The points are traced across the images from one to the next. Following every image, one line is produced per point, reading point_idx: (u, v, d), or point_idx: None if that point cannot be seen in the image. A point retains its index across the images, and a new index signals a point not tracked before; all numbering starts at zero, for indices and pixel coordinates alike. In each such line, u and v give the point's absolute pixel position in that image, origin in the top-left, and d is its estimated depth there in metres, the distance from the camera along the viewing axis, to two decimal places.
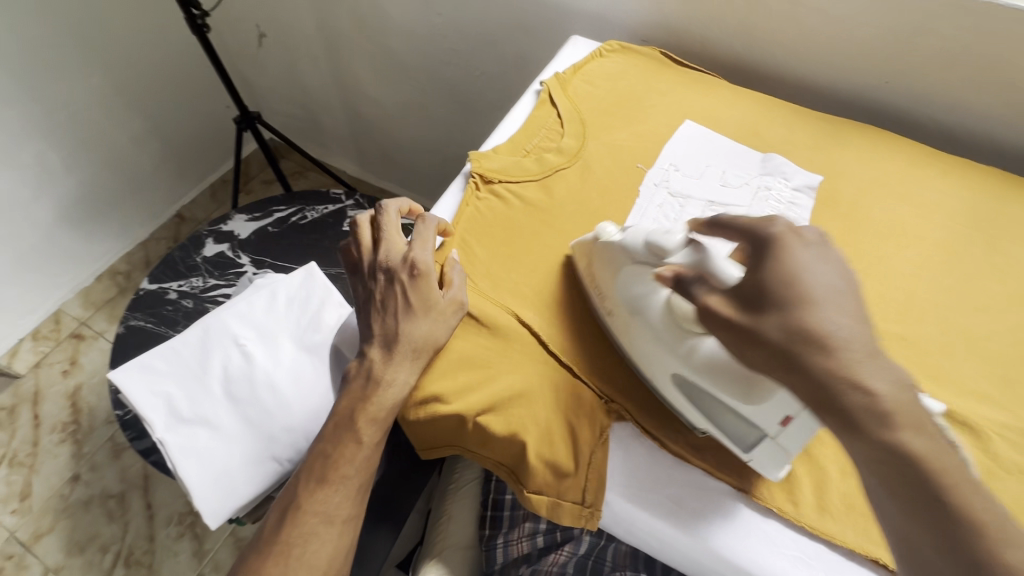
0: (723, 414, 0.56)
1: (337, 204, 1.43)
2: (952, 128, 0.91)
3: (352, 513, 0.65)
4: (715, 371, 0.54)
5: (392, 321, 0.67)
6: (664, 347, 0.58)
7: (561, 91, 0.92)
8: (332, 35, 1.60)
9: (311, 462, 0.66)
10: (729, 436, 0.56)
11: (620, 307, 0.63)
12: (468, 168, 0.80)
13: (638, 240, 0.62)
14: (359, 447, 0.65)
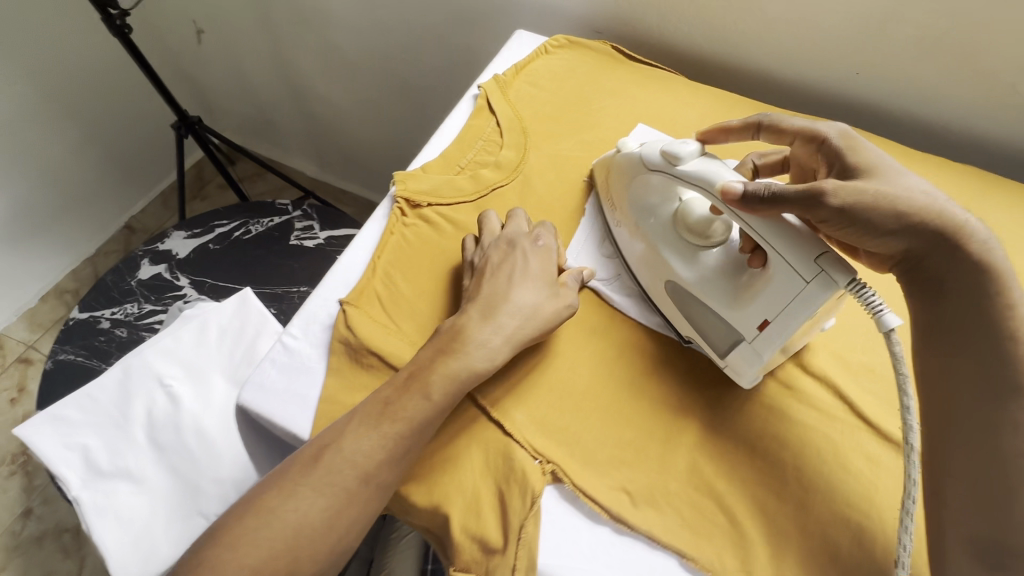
0: (702, 314, 0.60)
1: (283, 216, 1.34)
2: (926, 122, 0.84)
3: (387, 479, 0.51)
4: (713, 280, 0.59)
5: (493, 291, 0.60)
6: (669, 250, 0.63)
7: (501, 95, 0.83)
8: (273, 30, 1.47)
9: (283, 483, 0.50)
10: (708, 340, 0.60)
11: (629, 216, 0.67)
12: (393, 191, 0.71)
13: (655, 150, 0.63)
14: (345, 477, 0.50)
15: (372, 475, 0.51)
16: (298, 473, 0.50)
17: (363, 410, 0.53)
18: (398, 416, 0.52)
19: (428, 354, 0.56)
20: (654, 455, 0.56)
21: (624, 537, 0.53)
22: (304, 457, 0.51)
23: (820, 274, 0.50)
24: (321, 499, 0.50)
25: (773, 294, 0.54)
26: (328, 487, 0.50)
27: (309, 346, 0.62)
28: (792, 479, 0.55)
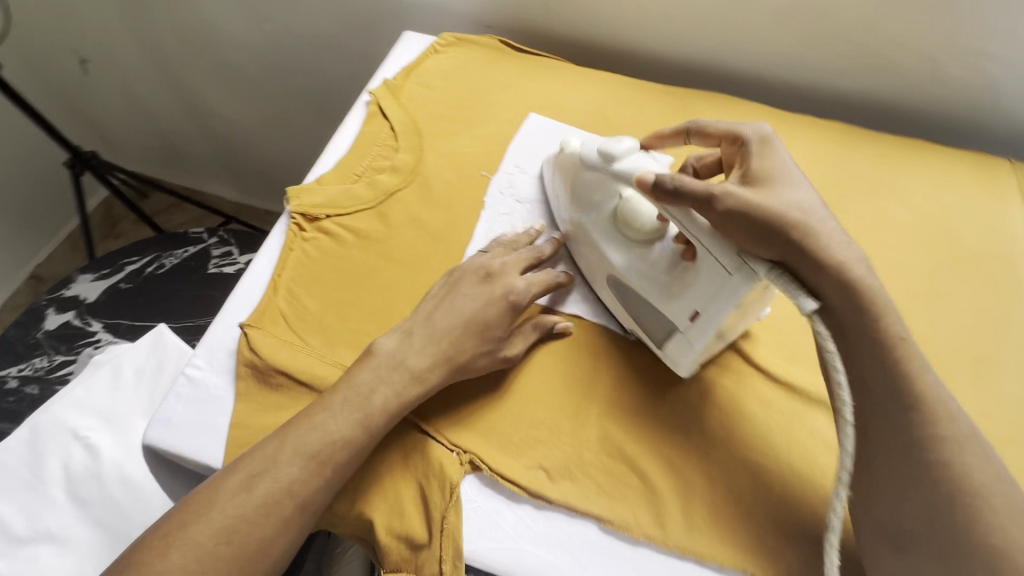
0: (645, 311, 0.61)
1: (198, 246, 1.29)
2: (797, 84, 0.90)
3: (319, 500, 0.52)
4: (647, 272, 0.60)
5: (437, 315, 0.60)
6: (609, 241, 0.63)
7: (392, 99, 0.83)
8: (163, 54, 1.41)
9: (204, 510, 0.49)
10: (648, 330, 0.61)
11: (574, 213, 0.67)
12: (288, 208, 0.71)
13: (592, 150, 0.65)
14: (272, 505, 0.50)
15: (306, 502, 0.51)
16: (223, 501, 0.49)
17: (296, 426, 0.53)
18: (337, 435, 0.52)
19: (355, 379, 0.56)
20: (567, 429, 0.58)
21: (544, 513, 0.55)
22: (228, 483, 0.50)
23: (741, 266, 0.51)
24: (254, 529, 0.49)
25: (701, 286, 0.54)
26: (257, 520, 0.49)
27: (214, 375, 0.61)
28: (695, 433, 0.59)
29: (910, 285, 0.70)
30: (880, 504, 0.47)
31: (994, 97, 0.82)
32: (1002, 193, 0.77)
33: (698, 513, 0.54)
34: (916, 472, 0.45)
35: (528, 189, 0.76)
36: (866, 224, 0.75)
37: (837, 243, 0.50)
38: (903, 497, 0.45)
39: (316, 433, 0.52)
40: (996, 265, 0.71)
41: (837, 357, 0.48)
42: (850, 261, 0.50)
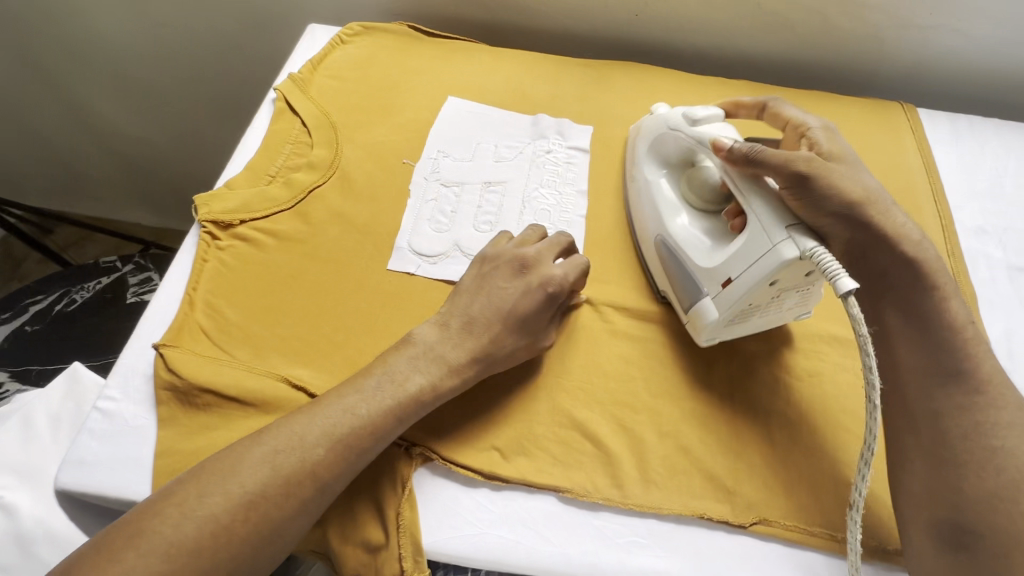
0: (679, 279, 0.60)
1: (112, 275, 1.21)
2: (704, 48, 0.93)
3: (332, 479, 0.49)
4: (690, 239, 0.61)
5: (466, 308, 0.58)
6: (662, 207, 0.64)
7: (301, 94, 0.79)
8: (47, 72, 1.29)
9: (220, 480, 0.45)
10: (678, 296, 0.61)
11: (644, 174, 0.68)
12: (197, 217, 0.66)
13: (676, 114, 0.66)
14: (296, 481, 0.47)
15: (326, 483, 0.48)
16: (242, 473, 0.46)
17: (327, 400, 0.51)
18: (368, 414, 0.51)
19: (393, 361, 0.54)
20: (517, 407, 0.58)
21: (502, 493, 0.54)
22: (251, 455, 0.47)
23: (787, 237, 0.51)
24: (273, 506, 0.46)
25: (742, 255, 0.54)
26: (280, 499, 0.46)
27: (131, 404, 0.56)
28: (642, 392, 0.59)
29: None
30: (913, 467, 0.50)
31: (881, 45, 0.88)
32: (897, 132, 0.83)
33: (655, 468, 0.55)
34: (959, 449, 0.47)
35: (454, 172, 0.74)
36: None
37: (903, 226, 0.55)
38: (950, 475, 0.47)
39: (344, 414, 0.50)
40: (899, 198, 0.76)
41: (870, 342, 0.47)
42: (911, 250, 0.54)
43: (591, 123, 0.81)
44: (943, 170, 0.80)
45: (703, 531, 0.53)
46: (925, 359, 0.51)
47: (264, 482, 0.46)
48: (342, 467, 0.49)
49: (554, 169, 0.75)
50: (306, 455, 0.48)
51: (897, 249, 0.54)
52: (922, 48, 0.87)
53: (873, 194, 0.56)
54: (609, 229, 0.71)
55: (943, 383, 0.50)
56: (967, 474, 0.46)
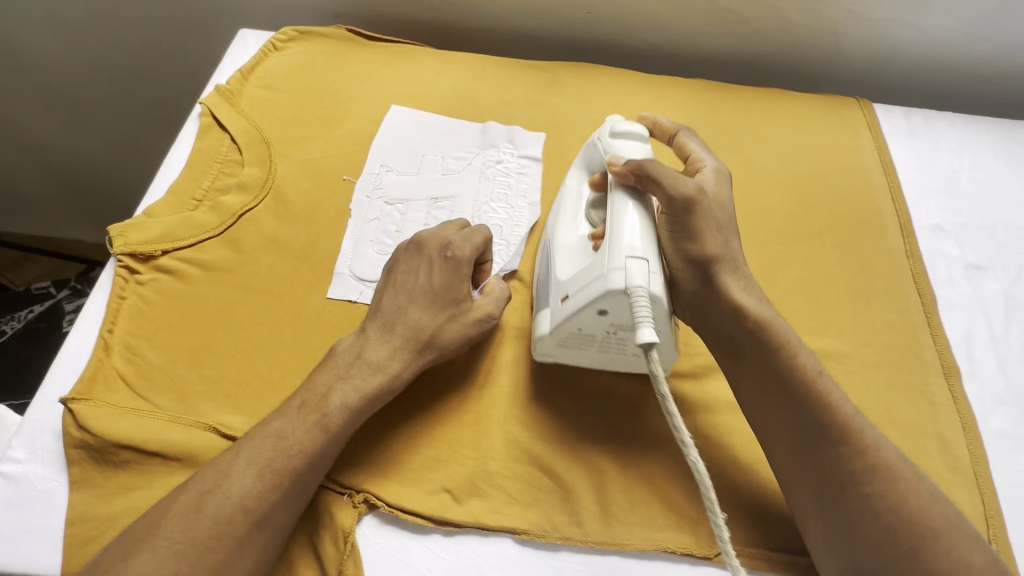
0: (541, 289, 0.59)
1: (44, 303, 1.12)
2: (660, 46, 0.90)
3: (272, 514, 0.45)
4: (560, 251, 0.57)
5: (405, 300, 0.54)
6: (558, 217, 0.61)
7: (230, 108, 0.73)
8: None
9: (139, 545, 0.42)
10: (536, 307, 0.59)
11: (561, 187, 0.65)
12: (112, 250, 0.60)
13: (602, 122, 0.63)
14: (224, 521, 0.44)
15: (260, 520, 0.45)
16: (164, 531, 0.43)
17: (250, 440, 0.47)
18: (293, 442, 0.47)
19: (323, 392, 0.50)
20: (468, 442, 0.54)
21: (455, 538, 0.50)
22: (169, 511, 0.44)
23: (621, 269, 0.49)
24: (205, 554, 0.43)
25: (585, 275, 0.52)
26: (207, 544, 0.43)
27: (39, 467, 0.50)
28: (601, 418, 0.56)
29: (786, 230, 0.71)
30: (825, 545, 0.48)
31: (836, 39, 0.86)
32: (854, 129, 0.81)
33: (615, 501, 0.52)
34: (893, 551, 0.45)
35: (398, 187, 0.69)
36: (738, 176, 0.76)
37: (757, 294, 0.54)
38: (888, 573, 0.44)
39: (270, 446, 0.47)
40: (857, 198, 0.75)
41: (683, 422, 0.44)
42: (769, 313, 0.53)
43: (543, 129, 0.77)
44: (899, 167, 0.79)
45: (667, 565, 0.51)
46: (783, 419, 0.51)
47: (189, 537, 0.43)
48: (272, 495, 0.45)
49: (505, 181, 0.72)
50: (231, 494, 0.45)
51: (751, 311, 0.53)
52: (876, 42, 0.86)
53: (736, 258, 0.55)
54: None
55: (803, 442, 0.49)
56: (859, 521, 0.46)
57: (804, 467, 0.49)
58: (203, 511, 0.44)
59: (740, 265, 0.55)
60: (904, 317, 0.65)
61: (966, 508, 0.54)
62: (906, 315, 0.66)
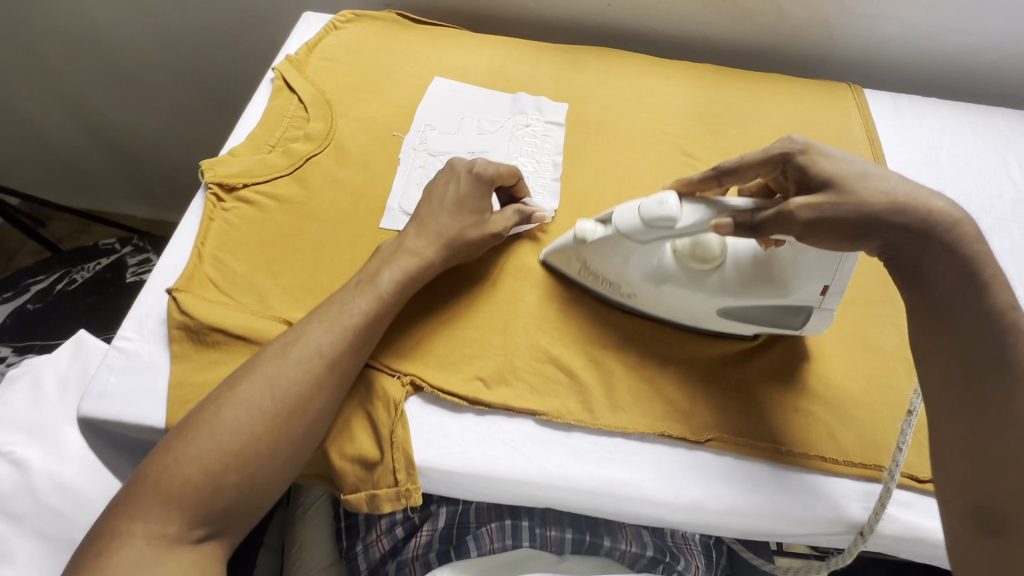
0: (761, 312, 0.62)
1: (111, 256, 1.24)
2: (671, 35, 1.01)
3: (338, 356, 0.56)
4: (754, 285, 0.59)
5: (439, 209, 0.66)
6: (688, 287, 0.61)
7: (297, 74, 0.85)
8: (47, 64, 1.33)
9: (242, 379, 0.54)
10: (777, 325, 0.63)
11: (638, 281, 0.63)
12: (204, 181, 0.72)
13: (629, 213, 0.58)
14: (305, 365, 0.55)
15: (335, 362, 0.56)
16: (260, 368, 0.54)
17: (321, 310, 0.59)
18: (356, 308, 0.58)
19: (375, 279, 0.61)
20: (498, 344, 0.64)
21: (486, 417, 0.60)
22: (263, 359, 0.55)
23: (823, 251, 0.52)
24: (295, 384, 0.54)
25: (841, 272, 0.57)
26: (291, 383, 0.54)
27: (146, 343, 0.61)
28: (612, 330, 0.66)
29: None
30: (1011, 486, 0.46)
31: (830, 32, 0.96)
32: (845, 110, 0.91)
33: (621, 395, 0.62)
34: None
35: (440, 143, 0.81)
36: (738, 144, 0.86)
37: (932, 198, 0.50)
38: None
39: (336, 311, 0.58)
40: None
41: None
42: (944, 221, 0.49)
43: (566, 101, 0.88)
44: (885, 142, 0.88)
45: (663, 448, 0.60)
46: (942, 350, 0.50)
47: (279, 376, 0.54)
48: (342, 351, 0.56)
49: (532, 141, 0.82)
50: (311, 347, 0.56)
51: (923, 228, 0.49)
52: (868, 35, 0.96)
53: (889, 176, 0.51)
54: (582, 193, 0.78)
55: (952, 372, 0.50)
56: None
57: (966, 398, 0.49)
58: (287, 359, 0.55)
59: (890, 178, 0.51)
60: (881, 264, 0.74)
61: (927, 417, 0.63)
62: None
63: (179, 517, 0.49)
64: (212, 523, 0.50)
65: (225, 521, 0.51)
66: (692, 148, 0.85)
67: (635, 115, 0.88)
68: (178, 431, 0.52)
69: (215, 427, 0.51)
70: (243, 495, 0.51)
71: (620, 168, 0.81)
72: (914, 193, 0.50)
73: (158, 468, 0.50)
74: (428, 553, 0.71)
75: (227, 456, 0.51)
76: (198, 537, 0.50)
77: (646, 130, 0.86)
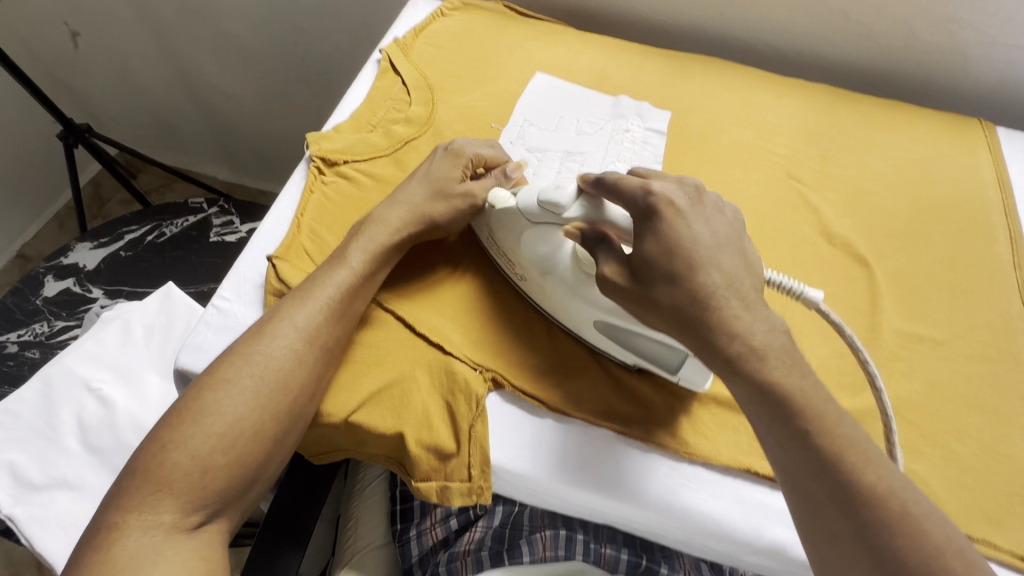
0: (639, 340, 0.59)
1: (198, 214, 1.29)
2: (784, 50, 0.96)
3: (327, 321, 0.57)
4: (620, 311, 0.57)
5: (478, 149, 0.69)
6: (570, 292, 0.59)
7: (403, 57, 0.86)
8: (162, 27, 1.40)
9: (220, 368, 0.54)
10: (653, 360, 0.59)
11: (529, 270, 0.62)
12: (308, 153, 0.73)
13: (532, 199, 0.59)
14: (320, 300, 0.58)
15: (315, 336, 0.56)
16: (279, 307, 0.58)
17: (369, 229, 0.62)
18: (355, 266, 0.60)
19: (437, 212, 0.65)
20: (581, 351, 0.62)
21: (564, 424, 0.59)
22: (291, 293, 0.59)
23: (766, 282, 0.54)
24: (271, 365, 0.54)
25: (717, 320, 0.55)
26: (301, 320, 0.56)
27: (242, 305, 0.63)
28: None
29: (892, 227, 0.75)
30: None
31: (964, 62, 0.89)
32: (973, 148, 0.84)
33: (703, 422, 0.59)
34: None
35: (538, 139, 0.79)
36: (849, 172, 0.80)
37: (742, 312, 0.48)
38: None
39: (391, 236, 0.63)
40: (969, 209, 0.78)
41: (872, 364, 0.53)
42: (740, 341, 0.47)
43: (669, 108, 0.85)
44: (1015, 187, 0.81)
45: (747, 485, 0.57)
46: (774, 447, 0.47)
47: (295, 313, 0.57)
48: (364, 270, 0.60)
49: (632, 147, 0.80)
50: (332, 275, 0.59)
51: (728, 344, 0.47)
52: (1007, 67, 0.88)
53: (697, 283, 0.48)
54: None
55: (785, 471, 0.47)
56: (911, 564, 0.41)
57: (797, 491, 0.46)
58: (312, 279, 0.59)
59: (720, 263, 0.49)
60: (1003, 320, 0.68)
61: None
62: (1007, 319, 0.68)
63: (173, 504, 0.49)
64: (210, 507, 0.51)
65: (224, 503, 0.52)
66: (799, 171, 0.80)
67: (739, 130, 0.84)
68: (170, 418, 0.52)
69: (235, 389, 0.53)
70: (250, 459, 0.52)
71: (721, 184, 0.77)
72: (715, 304, 0.47)
73: (161, 436, 0.51)
74: (481, 549, 0.71)
75: (231, 419, 0.52)
76: (196, 521, 0.50)
77: (751, 147, 0.82)
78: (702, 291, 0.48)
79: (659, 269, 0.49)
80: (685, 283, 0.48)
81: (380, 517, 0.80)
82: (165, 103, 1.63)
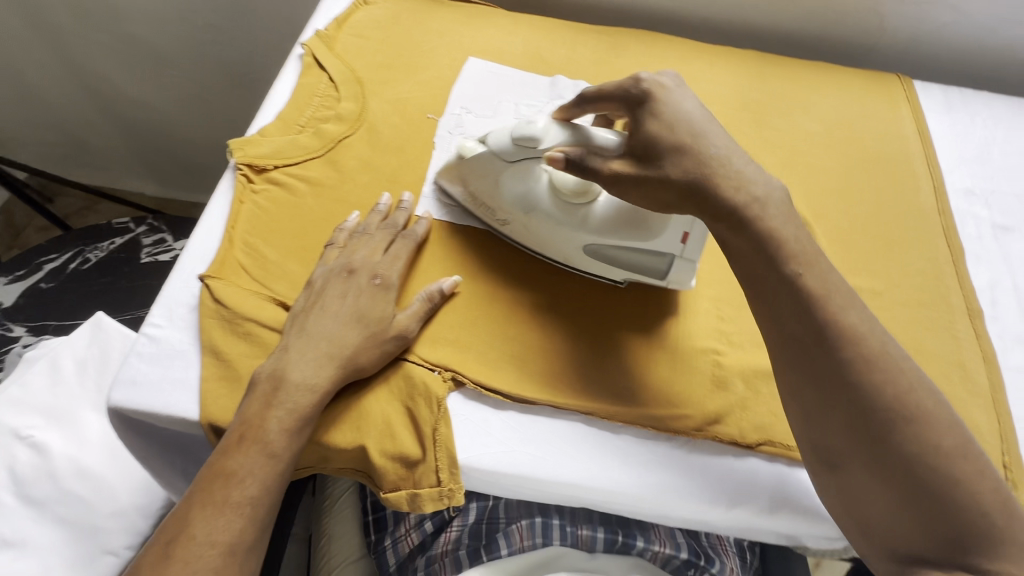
0: (632, 256, 0.62)
1: (125, 235, 1.20)
2: (711, 20, 0.97)
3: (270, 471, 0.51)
4: (614, 221, 0.61)
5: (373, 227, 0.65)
6: (564, 226, 0.62)
7: (327, 50, 0.81)
8: (58, 36, 1.28)
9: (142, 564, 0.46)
10: (645, 272, 0.63)
11: (512, 212, 0.64)
12: (234, 161, 0.69)
13: (505, 137, 0.62)
14: (261, 447, 0.51)
15: (254, 501, 0.50)
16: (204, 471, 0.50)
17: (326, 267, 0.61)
18: (306, 380, 0.54)
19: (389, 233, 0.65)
20: (540, 340, 0.61)
21: (530, 416, 0.58)
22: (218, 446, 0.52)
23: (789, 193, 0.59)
24: (205, 552, 0.47)
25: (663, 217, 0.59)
26: (228, 479, 0.49)
27: (176, 331, 0.59)
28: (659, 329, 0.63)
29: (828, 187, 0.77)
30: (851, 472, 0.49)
31: (879, 21, 0.92)
32: (895, 102, 0.87)
33: (668, 395, 0.59)
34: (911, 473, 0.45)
35: (477, 127, 0.77)
36: (783, 136, 0.82)
37: (746, 169, 0.54)
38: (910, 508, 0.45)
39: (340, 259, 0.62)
40: (896, 163, 0.81)
41: None
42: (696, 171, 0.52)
43: (605, 84, 0.84)
44: (935, 138, 0.85)
45: (714, 456, 0.58)
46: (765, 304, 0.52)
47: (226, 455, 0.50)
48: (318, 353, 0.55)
49: None
50: (258, 391, 0.53)
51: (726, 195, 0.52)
52: (918, 24, 0.92)
53: (703, 147, 0.53)
54: None
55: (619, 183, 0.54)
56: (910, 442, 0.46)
57: (768, 324, 0.52)
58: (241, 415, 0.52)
59: (716, 134, 0.55)
60: (933, 266, 0.72)
61: (982, 424, 0.61)
62: (937, 264, 0.72)
63: None
64: None
65: None
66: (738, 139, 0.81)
67: None
68: None
69: None
70: None
71: None
72: (719, 170, 0.53)
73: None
74: (458, 547, 0.70)
75: None
76: None
77: None
78: (707, 156, 0.53)
79: (663, 150, 0.53)
80: (692, 150, 0.53)
81: (354, 531, 0.79)
82: (74, 119, 1.50)
